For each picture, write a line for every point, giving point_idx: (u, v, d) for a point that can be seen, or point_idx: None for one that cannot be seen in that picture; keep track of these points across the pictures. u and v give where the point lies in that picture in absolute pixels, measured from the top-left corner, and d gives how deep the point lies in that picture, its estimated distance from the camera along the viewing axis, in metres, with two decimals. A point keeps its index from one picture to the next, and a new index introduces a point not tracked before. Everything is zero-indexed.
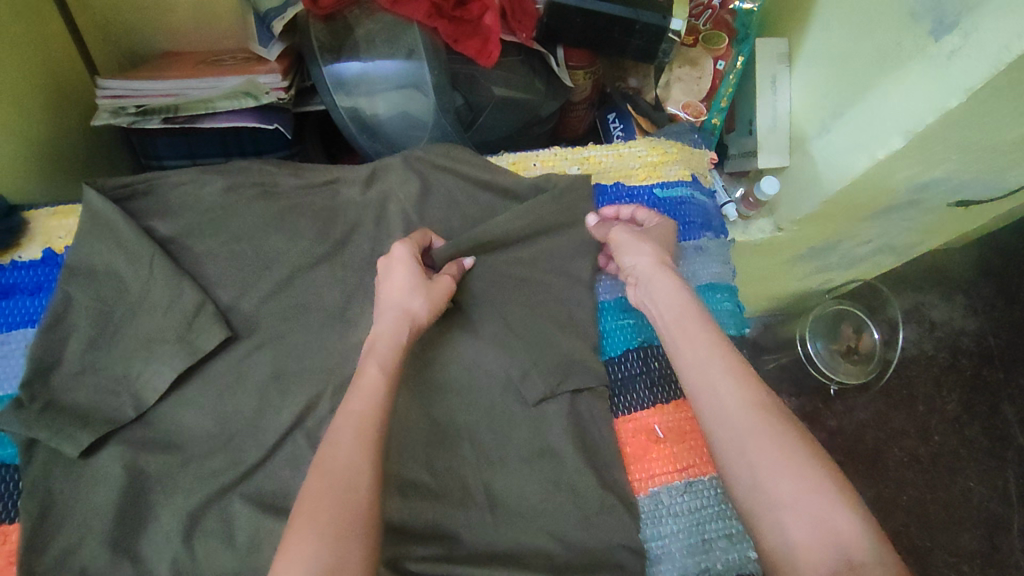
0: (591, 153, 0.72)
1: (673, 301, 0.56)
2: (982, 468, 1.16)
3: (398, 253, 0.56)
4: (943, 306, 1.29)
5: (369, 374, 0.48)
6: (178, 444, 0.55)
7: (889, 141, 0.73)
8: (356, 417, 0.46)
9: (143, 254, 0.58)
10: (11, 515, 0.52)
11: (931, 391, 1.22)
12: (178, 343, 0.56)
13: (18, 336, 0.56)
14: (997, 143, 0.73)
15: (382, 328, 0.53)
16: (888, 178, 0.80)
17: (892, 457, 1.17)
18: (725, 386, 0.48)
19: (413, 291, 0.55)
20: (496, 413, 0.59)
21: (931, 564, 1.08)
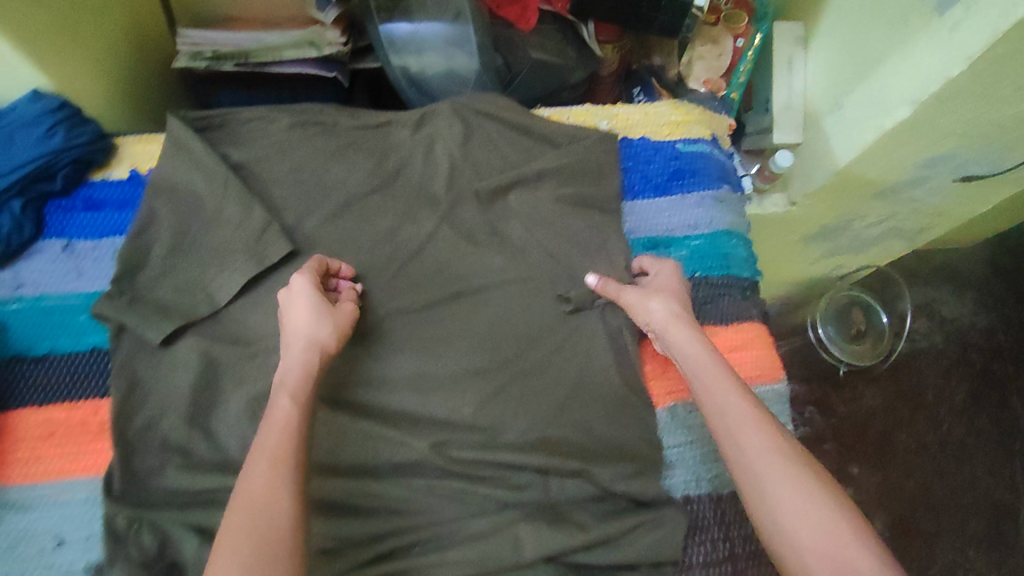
0: (620, 111, 0.76)
1: (690, 349, 0.57)
2: (991, 459, 1.22)
3: (296, 287, 0.57)
4: (953, 303, 1.35)
5: (280, 408, 0.49)
6: (246, 340, 0.61)
7: (896, 111, 0.79)
8: (264, 449, 0.47)
9: (218, 175, 0.65)
10: (104, 391, 0.60)
11: (941, 383, 1.27)
12: (248, 252, 0.63)
13: (109, 243, 0.64)
14: (997, 118, 0.78)
15: (289, 362, 0.53)
16: (896, 150, 0.85)
17: (901, 443, 1.22)
18: (756, 442, 0.50)
19: (319, 322, 0.55)
20: (530, 330, 0.65)
21: (938, 547, 1.14)
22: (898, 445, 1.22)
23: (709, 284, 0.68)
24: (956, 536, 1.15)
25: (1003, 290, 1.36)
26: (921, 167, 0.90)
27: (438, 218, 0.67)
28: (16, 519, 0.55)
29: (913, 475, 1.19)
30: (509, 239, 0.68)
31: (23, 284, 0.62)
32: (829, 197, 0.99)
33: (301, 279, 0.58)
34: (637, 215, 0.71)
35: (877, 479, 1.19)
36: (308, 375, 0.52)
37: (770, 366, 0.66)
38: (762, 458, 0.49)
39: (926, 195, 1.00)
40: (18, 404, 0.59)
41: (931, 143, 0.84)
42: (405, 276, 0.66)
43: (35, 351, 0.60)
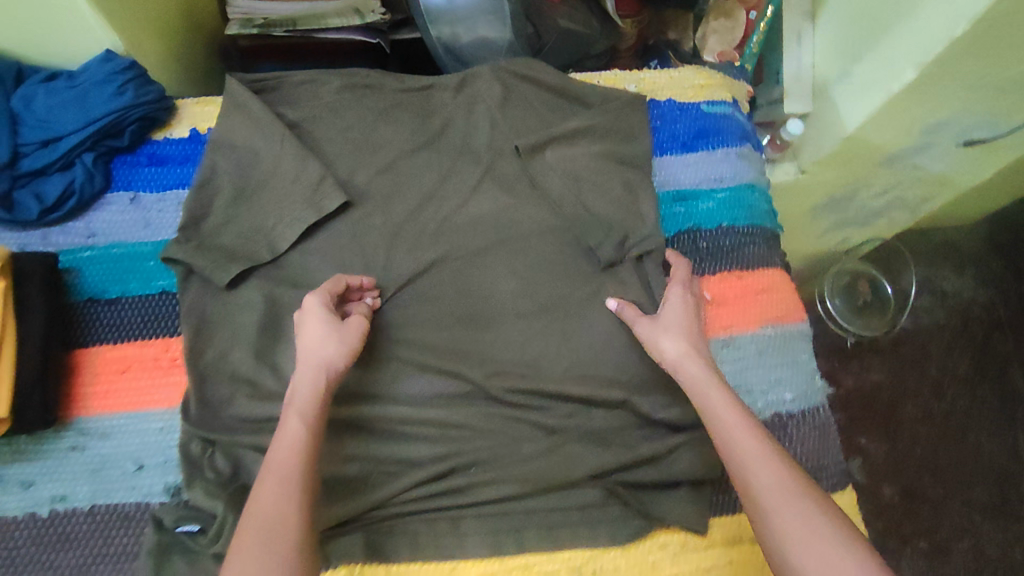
0: (646, 75, 0.80)
1: (697, 380, 0.55)
2: (995, 427, 1.25)
3: (308, 308, 0.57)
4: (954, 279, 1.38)
5: (291, 427, 0.50)
6: (306, 283, 0.66)
7: (903, 75, 0.84)
8: (276, 463, 0.49)
9: (274, 132, 0.68)
10: (175, 330, 0.64)
11: (943, 353, 1.31)
12: (306, 203, 0.67)
13: (174, 196, 0.68)
14: (993, 79, 0.84)
15: (301, 379, 0.53)
16: (903, 113, 0.90)
17: (907, 412, 1.26)
18: (762, 478, 0.47)
19: (324, 344, 0.55)
20: (571, 276, 0.68)
21: (945, 513, 1.18)
22: (905, 415, 1.26)
23: (734, 234, 0.73)
24: (962, 502, 1.19)
25: (1002, 266, 1.38)
26: (926, 133, 0.95)
27: (481, 172, 0.71)
28: (98, 445, 0.59)
29: (919, 444, 1.23)
30: (547, 193, 0.71)
31: (95, 234, 0.66)
32: (838, 164, 1.04)
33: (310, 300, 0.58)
34: (665, 170, 0.75)
35: (885, 449, 1.23)
36: (318, 395, 0.52)
37: (793, 305, 0.71)
38: (768, 491, 0.46)
39: (930, 161, 1.03)
40: (93, 342, 0.62)
41: (934, 105, 0.89)
42: (450, 228, 0.69)
43: (108, 295, 0.64)
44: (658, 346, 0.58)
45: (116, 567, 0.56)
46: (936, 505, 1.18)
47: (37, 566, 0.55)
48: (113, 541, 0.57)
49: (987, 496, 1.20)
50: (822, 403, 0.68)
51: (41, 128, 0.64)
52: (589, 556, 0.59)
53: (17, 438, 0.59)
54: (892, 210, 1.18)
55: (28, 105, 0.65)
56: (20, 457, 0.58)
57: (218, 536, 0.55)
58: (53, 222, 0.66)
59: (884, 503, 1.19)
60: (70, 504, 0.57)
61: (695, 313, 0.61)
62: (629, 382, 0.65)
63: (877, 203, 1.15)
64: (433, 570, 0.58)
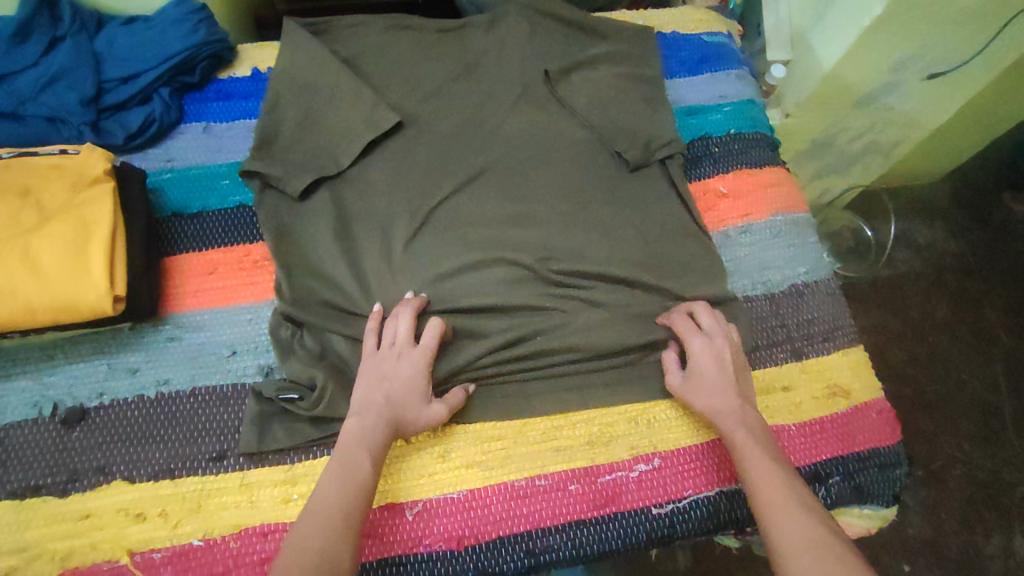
0: (652, 13, 0.91)
1: (733, 436, 0.59)
2: (975, 362, 1.31)
3: (400, 360, 0.61)
4: (927, 232, 1.44)
5: (361, 463, 0.55)
6: (370, 193, 0.72)
7: (872, 9, 0.90)
8: (337, 488, 0.53)
9: (331, 63, 0.75)
10: (255, 238, 0.70)
11: (922, 301, 1.37)
12: (366, 122, 0.73)
13: (242, 125, 0.75)
14: (958, 13, 0.88)
15: (369, 434, 0.57)
16: (876, 51, 0.96)
17: (895, 355, 1.31)
18: (785, 510, 0.52)
19: (407, 404, 0.59)
20: (604, 178, 0.76)
21: (939, 445, 1.22)
22: (894, 358, 1.31)
23: (742, 140, 0.82)
24: (952, 434, 1.24)
25: (967, 218, 1.45)
26: (892, 70, 1.00)
27: (516, 95, 0.79)
28: (194, 336, 0.65)
29: (909, 383, 1.28)
30: (575, 110, 0.79)
31: (173, 158, 0.73)
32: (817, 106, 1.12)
33: (413, 357, 0.61)
34: (677, 90, 0.85)
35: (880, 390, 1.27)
36: (383, 441, 0.57)
37: (798, 197, 0.80)
38: (790, 540, 0.49)
39: (899, 101, 1.08)
40: (181, 249, 0.69)
41: (887, 50, 0.96)
42: (492, 144, 0.76)
43: (190, 209, 0.70)
44: (690, 395, 0.63)
45: (221, 438, 0.61)
46: (929, 438, 1.23)
47: (149, 438, 0.61)
48: (216, 416, 0.62)
49: (973, 428, 1.25)
50: (831, 276, 0.76)
51: (123, 65, 0.72)
52: (643, 408, 0.67)
53: (121, 331, 0.65)
54: (870, 155, 1.24)
55: (110, 47, 0.72)
56: (124, 347, 0.64)
57: (315, 403, 0.62)
58: (136, 148, 0.73)
59: None
60: (173, 387, 0.63)
61: (726, 354, 0.64)
62: (670, 262, 0.72)
63: (855, 146, 1.21)
64: (505, 425, 0.65)
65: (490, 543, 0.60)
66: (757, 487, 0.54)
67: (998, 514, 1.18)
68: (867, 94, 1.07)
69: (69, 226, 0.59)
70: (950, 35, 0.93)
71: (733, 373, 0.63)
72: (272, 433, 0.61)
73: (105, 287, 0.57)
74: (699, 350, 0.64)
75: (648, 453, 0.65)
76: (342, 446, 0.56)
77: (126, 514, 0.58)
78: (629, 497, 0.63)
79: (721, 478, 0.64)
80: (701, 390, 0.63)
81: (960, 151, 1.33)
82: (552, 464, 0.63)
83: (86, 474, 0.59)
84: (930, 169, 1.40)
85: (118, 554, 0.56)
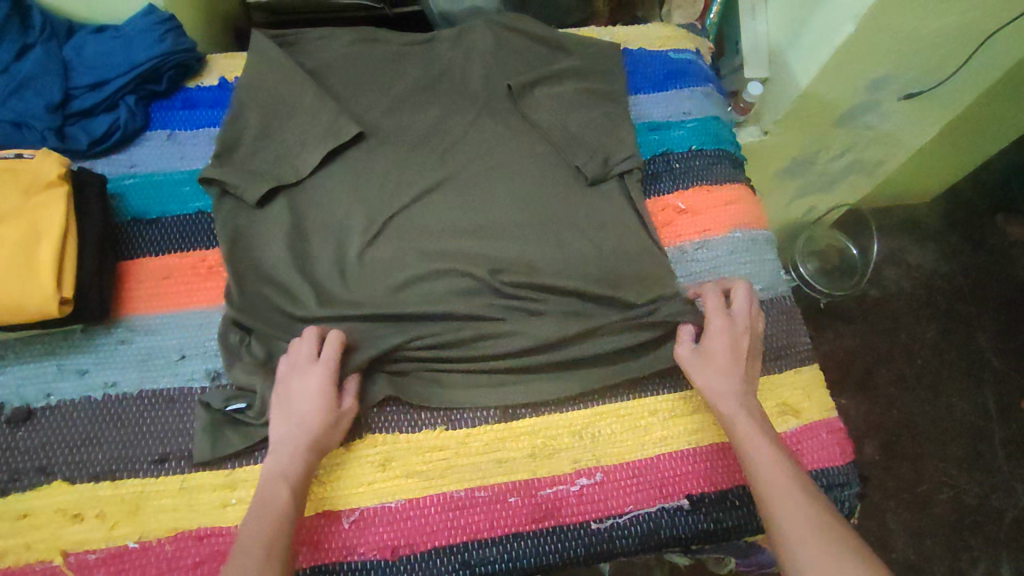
0: (620, 30, 0.92)
1: (735, 416, 0.60)
2: (965, 386, 1.25)
3: (302, 382, 0.60)
4: (917, 252, 1.38)
5: (279, 496, 0.55)
6: (327, 202, 0.73)
7: (844, 28, 0.88)
8: (259, 521, 0.53)
9: (296, 74, 0.77)
10: (211, 243, 0.71)
11: (910, 322, 1.31)
12: (326, 133, 0.75)
13: (205, 132, 0.77)
14: (928, 33, 0.88)
15: (286, 464, 0.57)
16: (850, 69, 0.95)
17: (883, 376, 1.26)
18: (787, 491, 0.52)
19: (319, 423, 0.59)
20: (561, 192, 0.76)
21: (925, 470, 1.18)
22: (880, 377, 1.26)
23: (704, 156, 0.82)
24: (939, 458, 1.19)
25: (959, 240, 1.39)
26: (871, 89, 0.99)
27: (479, 108, 0.80)
28: (145, 339, 0.66)
29: (896, 405, 1.23)
30: (537, 123, 0.79)
31: (135, 165, 0.74)
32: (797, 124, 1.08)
33: (314, 377, 0.60)
34: (641, 105, 0.86)
35: (862, 410, 1.23)
36: (304, 466, 0.57)
37: (757, 213, 0.80)
38: (793, 523, 0.50)
39: (880, 120, 1.06)
40: (138, 254, 0.70)
41: (866, 69, 0.94)
42: (451, 156, 0.77)
43: (149, 215, 0.72)
44: (699, 370, 0.63)
45: (164, 441, 0.62)
46: (914, 462, 1.18)
47: (92, 440, 0.61)
48: (161, 419, 0.63)
49: (961, 452, 1.20)
50: (787, 293, 0.77)
51: (90, 72, 0.74)
52: (589, 421, 0.67)
53: (72, 333, 0.66)
54: (853, 175, 1.21)
55: (79, 55, 0.75)
56: (75, 349, 0.65)
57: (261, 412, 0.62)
58: (99, 154, 0.74)
59: (867, 462, 1.18)
60: (120, 390, 0.64)
61: (739, 331, 0.64)
62: (625, 275, 0.72)
63: (837, 165, 1.18)
64: (448, 436, 0.65)
65: (426, 553, 0.61)
66: (759, 469, 0.55)
67: (983, 541, 1.13)
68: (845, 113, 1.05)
69: (19, 230, 0.60)
70: (923, 56, 0.92)
71: (743, 354, 0.63)
72: (226, 440, 0.62)
73: (52, 289, 0.58)
74: (719, 326, 0.64)
75: (590, 466, 0.64)
76: (264, 482, 0.56)
77: (64, 515, 0.58)
78: (568, 511, 0.63)
79: (663, 494, 0.64)
80: (711, 364, 0.62)
81: (946, 172, 1.31)
82: (493, 475, 0.63)
83: (28, 474, 0.60)
84: (917, 190, 1.37)
85: (52, 554, 0.57)
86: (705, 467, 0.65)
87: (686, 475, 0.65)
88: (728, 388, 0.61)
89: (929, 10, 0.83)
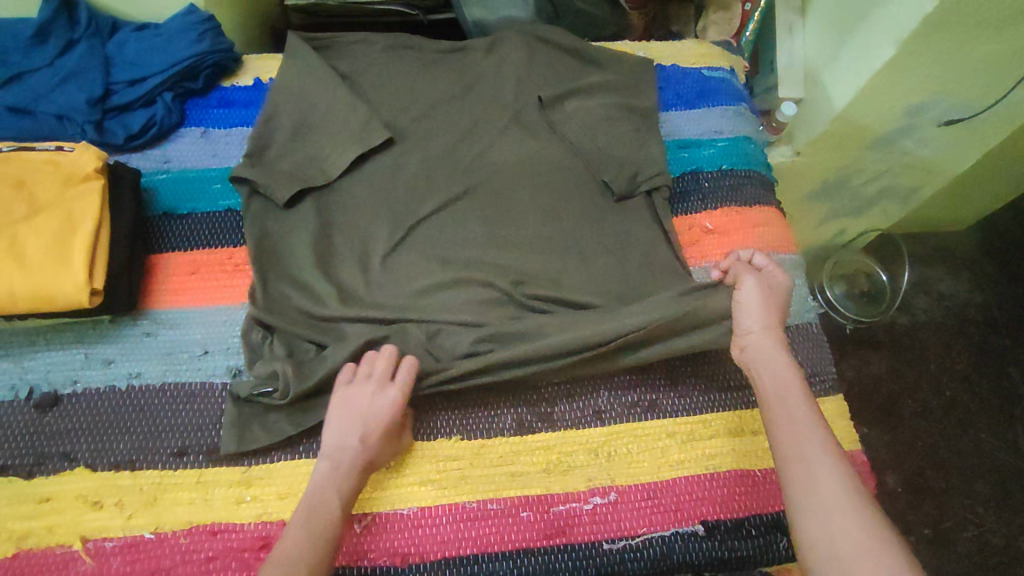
0: (653, 46, 0.92)
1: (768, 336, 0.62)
2: (995, 422, 1.21)
3: (372, 404, 0.60)
4: (950, 281, 1.35)
5: (330, 508, 0.55)
6: (354, 205, 0.74)
7: (883, 52, 0.87)
8: (311, 530, 0.53)
9: (330, 78, 0.77)
10: (239, 241, 0.72)
11: (941, 352, 1.27)
12: (356, 136, 0.75)
13: (239, 131, 0.78)
14: (972, 59, 0.85)
15: (339, 478, 0.57)
16: (888, 93, 0.93)
17: (908, 406, 1.22)
18: (797, 404, 0.56)
19: (378, 444, 0.60)
20: (587, 205, 0.76)
21: (949, 505, 1.14)
22: (905, 408, 1.22)
23: (734, 176, 0.81)
24: (964, 494, 1.15)
25: (995, 270, 1.35)
26: (910, 114, 0.96)
27: (508, 119, 0.80)
28: (171, 332, 0.67)
29: (921, 437, 1.19)
30: (566, 136, 0.79)
31: (169, 160, 0.76)
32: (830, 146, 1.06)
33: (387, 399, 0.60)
34: (672, 122, 0.85)
35: (886, 440, 1.20)
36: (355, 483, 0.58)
37: (786, 236, 0.79)
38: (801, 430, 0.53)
39: (917, 146, 1.03)
40: (168, 248, 0.71)
41: (908, 92, 0.91)
42: (478, 165, 0.77)
43: (180, 210, 0.73)
44: (751, 310, 0.64)
45: (183, 434, 0.62)
46: (938, 497, 1.15)
47: (113, 429, 0.62)
48: (181, 412, 0.63)
49: (989, 489, 1.16)
50: (813, 320, 0.75)
51: (131, 69, 0.76)
52: (605, 439, 0.66)
53: (101, 323, 0.67)
54: (886, 202, 1.16)
55: (121, 52, 0.77)
56: (102, 338, 0.66)
57: (287, 394, 0.62)
58: (135, 148, 0.76)
59: (887, 494, 1.15)
60: (144, 381, 0.65)
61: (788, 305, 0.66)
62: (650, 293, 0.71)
63: (870, 190, 1.14)
64: (464, 446, 0.65)
65: (434, 563, 0.60)
66: (777, 384, 0.58)
67: None
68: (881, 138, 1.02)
69: (56, 220, 0.61)
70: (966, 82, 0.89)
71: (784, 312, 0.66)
72: (252, 433, 0.62)
73: (84, 279, 0.59)
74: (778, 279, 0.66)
75: (604, 486, 0.64)
76: (315, 491, 0.56)
77: (84, 502, 0.59)
78: (581, 530, 0.62)
79: (677, 518, 0.63)
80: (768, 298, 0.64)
81: (984, 200, 1.28)
82: (506, 488, 0.63)
83: (52, 458, 0.61)
84: (953, 217, 1.34)
85: (71, 539, 0.58)
86: (721, 493, 0.64)
87: (701, 501, 0.64)
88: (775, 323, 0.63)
89: (974, 34, 0.81)
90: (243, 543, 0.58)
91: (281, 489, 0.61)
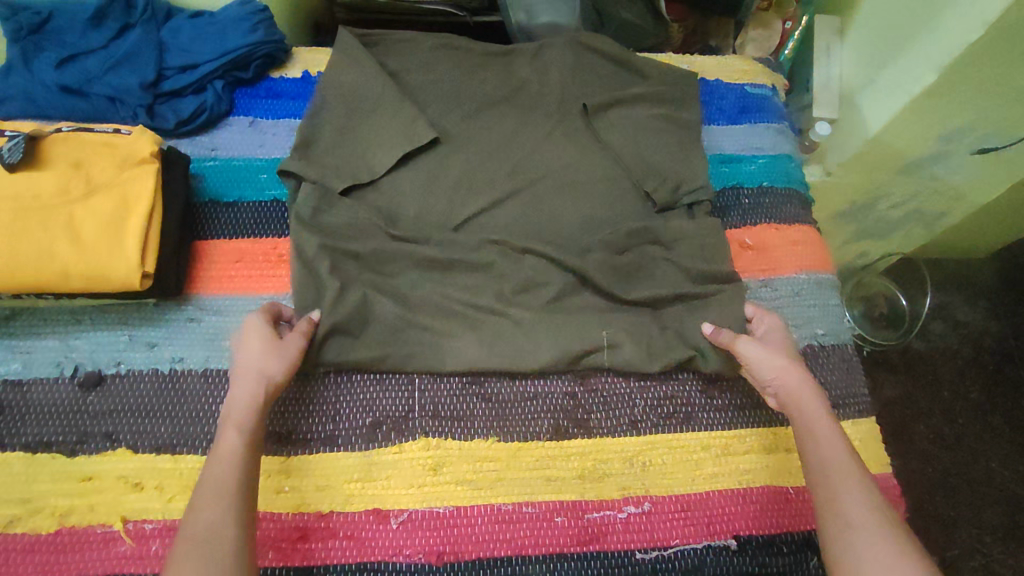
0: (697, 59, 0.92)
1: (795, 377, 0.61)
2: (1008, 453, 1.19)
3: (254, 319, 0.62)
4: (967, 309, 1.32)
5: (227, 440, 0.53)
6: (397, 204, 0.75)
7: (922, 77, 0.87)
8: (218, 475, 0.50)
9: (378, 75, 0.78)
10: (282, 232, 0.72)
11: (955, 380, 1.25)
12: (402, 134, 0.76)
13: (287, 123, 0.79)
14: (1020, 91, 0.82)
15: (238, 394, 0.56)
16: (926, 121, 0.91)
17: (919, 431, 1.20)
18: (825, 438, 0.56)
19: (272, 362, 0.59)
20: (626, 217, 0.76)
21: (956, 533, 1.12)
22: (917, 433, 1.20)
23: (774, 194, 0.82)
24: (973, 523, 1.13)
25: (1016, 302, 1.33)
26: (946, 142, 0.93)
27: (552, 125, 0.81)
28: (214, 319, 0.67)
29: (932, 462, 1.17)
30: (609, 145, 0.79)
31: (217, 148, 0.76)
32: (861, 169, 1.06)
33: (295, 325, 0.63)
34: (714, 137, 0.86)
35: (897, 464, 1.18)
36: (255, 406, 0.55)
37: (824, 255, 0.79)
38: (829, 464, 0.54)
39: (948, 172, 0.98)
40: (215, 235, 0.71)
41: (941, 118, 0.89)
42: (518, 169, 0.78)
43: (226, 198, 0.73)
44: (763, 365, 0.62)
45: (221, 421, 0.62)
46: (947, 525, 1.12)
47: (157, 412, 0.62)
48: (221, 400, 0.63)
49: (998, 520, 1.14)
50: (848, 342, 0.75)
51: (184, 55, 0.76)
52: (640, 449, 0.66)
53: (145, 306, 0.67)
54: (912, 228, 1.14)
55: (174, 38, 0.77)
56: (147, 321, 0.66)
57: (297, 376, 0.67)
58: (184, 134, 0.77)
59: None
60: (187, 365, 0.65)
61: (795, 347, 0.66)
62: (691, 293, 0.71)
63: (896, 218, 1.12)
64: (500, 447, 0.65)
65: (468, 563, 0.60)
66: (806, 412, 0.58)
67: None
68: (911, 164, 1.00)
69: (111, 202, 0.62)
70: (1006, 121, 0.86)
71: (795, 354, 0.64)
72: (291, 419, 0.64)
73: (136, 261, 0.60)
74: (764, 324, 0.67)
75: (638, 495, 0.64)
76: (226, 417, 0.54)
77: (125, 483, 0.59)
78: (613, 538, 0.62)
79: (710, 531, 0.63)
80: (778, 349, 0.64)
81: (1011, 231, 1.26)
82: (542, 493, 0.63)
83: (94, 438, 0.61)
84: (979, 247, 1.32)
85: (112, 519, 0.58)
86: (755, 509, 0.65)
87: (733, 516, 0.64)
88: (793, 359, 0.63)
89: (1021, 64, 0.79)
90: (280, 533, 0.60)
91: (319, 481, 0.62)
